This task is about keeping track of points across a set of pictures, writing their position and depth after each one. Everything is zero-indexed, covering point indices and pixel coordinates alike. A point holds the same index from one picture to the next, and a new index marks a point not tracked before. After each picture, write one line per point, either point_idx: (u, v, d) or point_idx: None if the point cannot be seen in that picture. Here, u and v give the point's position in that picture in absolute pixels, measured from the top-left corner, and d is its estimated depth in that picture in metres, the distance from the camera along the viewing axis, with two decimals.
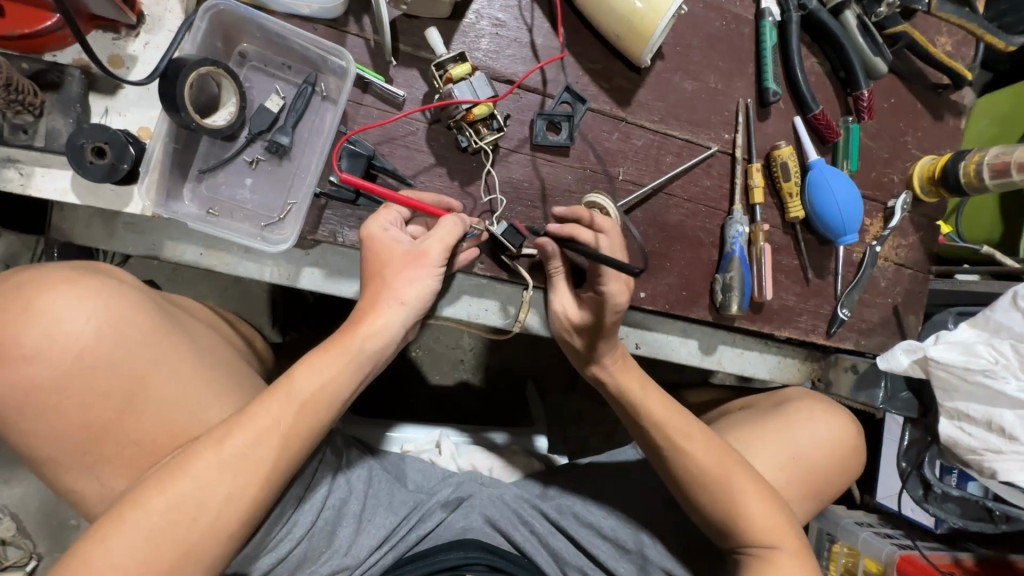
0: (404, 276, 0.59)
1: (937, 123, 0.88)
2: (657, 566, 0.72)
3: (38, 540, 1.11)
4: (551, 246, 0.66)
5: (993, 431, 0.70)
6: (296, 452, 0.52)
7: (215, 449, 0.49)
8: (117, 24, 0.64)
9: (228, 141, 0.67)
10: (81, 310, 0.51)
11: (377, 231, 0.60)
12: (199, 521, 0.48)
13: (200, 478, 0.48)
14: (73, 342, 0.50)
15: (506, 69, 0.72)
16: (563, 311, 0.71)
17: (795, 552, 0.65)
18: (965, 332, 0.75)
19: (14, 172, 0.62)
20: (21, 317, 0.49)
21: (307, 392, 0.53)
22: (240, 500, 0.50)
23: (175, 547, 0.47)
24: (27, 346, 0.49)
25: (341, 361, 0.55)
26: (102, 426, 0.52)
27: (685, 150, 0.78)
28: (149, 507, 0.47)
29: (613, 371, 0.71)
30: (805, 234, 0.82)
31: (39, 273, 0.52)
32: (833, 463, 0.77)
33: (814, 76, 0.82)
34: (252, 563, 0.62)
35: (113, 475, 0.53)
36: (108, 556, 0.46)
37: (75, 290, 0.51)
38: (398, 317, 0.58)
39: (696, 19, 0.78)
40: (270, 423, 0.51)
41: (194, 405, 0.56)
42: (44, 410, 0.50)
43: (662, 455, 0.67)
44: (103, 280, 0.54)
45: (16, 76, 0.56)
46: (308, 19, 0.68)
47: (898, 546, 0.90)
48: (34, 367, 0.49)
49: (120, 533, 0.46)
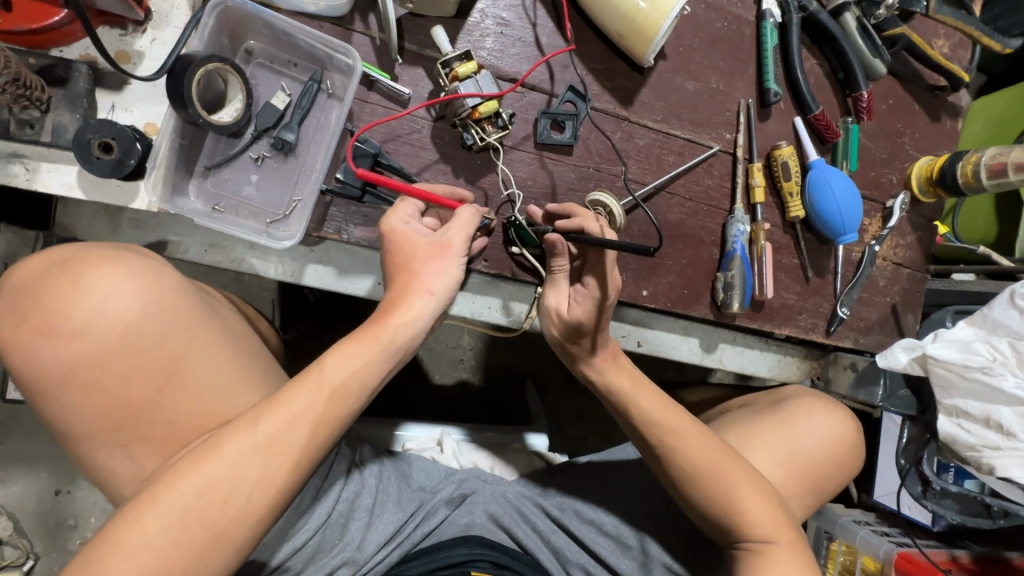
0: (431, 267, 0.60)
1: (934, 124, 0.89)
2: (659, 564, 0.71)
3: (34, 541, 1.10)
4: (561, 243, 0.64)
5: (991, 428, 0.70)
6: (326, 439, 0.52)
7: (247, 432, 0.49)
8: (124, 20, 0.64)
9: (233, 138, 0.67)
10: (126, 287, 0.52)
11: (399, 224, 0.61)
12: (231, 503, 0.47)
13: (231, 460, 0.48)
14: (119, 318, 0.51)
15: (510, 68, 0.73)
16: (556, 306, 0.70)
17: (789, 547, 0.65)
18: (963, 330, 0.77)
19: (19, 167, 0.62)
20: (70, 290, 0.50)
21: (338, 378, 0.52)
22: (269, 485, 0.49)
23: (206, 530, 0.47)
24: (75, 320, 0.50)
25: (370, 352, 0.54)
26: (139, 405, 0.52)
27: (687, 149, 0.79)
28: (183, 486, 0.47)
29: (601, 370, 0.70)
30: (805, 233, 0.83)
31: (83, 251, 0.54)
32: (835, 459, 0.77)
33: (815, 77, 0.83)
34: (274, 550, 0.62)
35: (145, 454, 0.53)
36: (143, 535, 0.45)
37: (120, 268, 0.53)
38: (428, 307, 0.58)
39: (698, 19, 0.79)
40: (303, 408, 0.50)
41: (228, 389, 0.56)
42: (84, 385, 0.51)
43: (653, 451, 0.67)
44: (142, 260, 0.55)
45: (24, 71, 0.56)
46: (314, 17, 0.68)
47: (895, 543, 0.91)
48: (82, 339, 0.50)
49: (153, 512, 0.46)
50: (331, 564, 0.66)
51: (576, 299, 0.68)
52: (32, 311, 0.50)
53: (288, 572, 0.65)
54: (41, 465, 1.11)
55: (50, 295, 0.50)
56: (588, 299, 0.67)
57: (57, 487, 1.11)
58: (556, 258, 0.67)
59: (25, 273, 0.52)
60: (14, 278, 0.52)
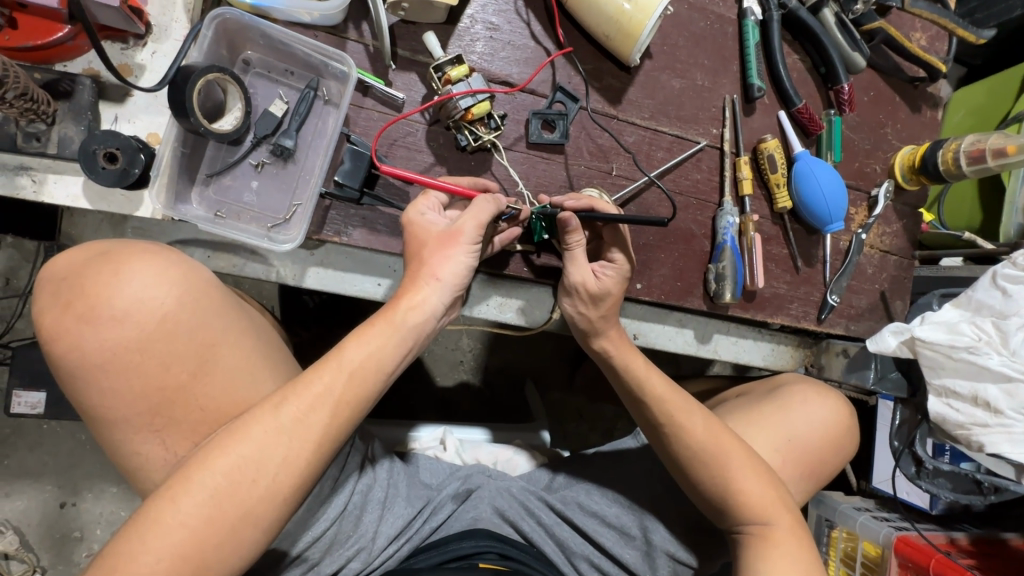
0: (440, 254, 0.61)
1: (915, 114, 0.91)
2: (662, 551, 0.74)
3: (40, 554, 1.10)
4: (574, 219, 0.66)
5: (979, 406, 0.73)
6: (346, 422, 0.55)
7: (272, 414, 0.52)
8: (125, 34, 0.66)
9: (233, 146, 0.69)
10: (162, 278, 0.55)
11: (416, 215, 0.64)
12: (259, 483, 0.51)
13: (258, 442, 0.51)
14: (156, 307, 0.54)
15: (501, 70, 0.75)
16: (581, 282, 0.70)
17: (790, 528, 0.67)
18: (949, 312, 0.80)
19: (26, 179, 0.64)
20: (111, 280, 0.53)
21: (357, 361, 0.55)
22: (294, 465, 0.52)
23: (238, 508, 0.50)
24: (117, 306, 0.53)
25: (384, 334, 0.57)
26: (175, 389, 0.55)
27: (675, 145, 0.81)
28: (215, 467, 0.50)
29: (610, 355, 0.74)
30: (794, 223, 0.85)
31: (122, 246, 0.57)
32: (831, 441, 0.79)
33: (796, 73, 0.86)
34: (294, 540, 0.64)
35: (176, 439, 0.56)
36: (177, 514, 0.48)
37: (153, 262, 0.55)
38: (436, 293, 0.60)
39: (682, 19, 0.81)
40: (322, 390, 0.53)
41: (254, 379, 0.59)
42: (125, 369, 0.53)
43: (662, 431, 0.70)
44: (176, 255, 0.58)
45: (31, 86, 0.58)
46: (309, 26, 0.70)
47: (895, 528, 0.92)
48: (124, 326, 0.53)
49: (187, 492, 0.49)
50: (346, 555, 0.67)
51: (603, 272, 0.72)
52: (74, 299, 0.53)
53: (306, 563, 0.66)
54: (46, 478, 1.11)
55: (91, 284, 0.53)
56: (616, 277, 0.72)
57: (62, 500, 1.11)
58: (569, 235, 0.68)
59: (65, 265, 0.55)
60: (54, 270, 0.55)
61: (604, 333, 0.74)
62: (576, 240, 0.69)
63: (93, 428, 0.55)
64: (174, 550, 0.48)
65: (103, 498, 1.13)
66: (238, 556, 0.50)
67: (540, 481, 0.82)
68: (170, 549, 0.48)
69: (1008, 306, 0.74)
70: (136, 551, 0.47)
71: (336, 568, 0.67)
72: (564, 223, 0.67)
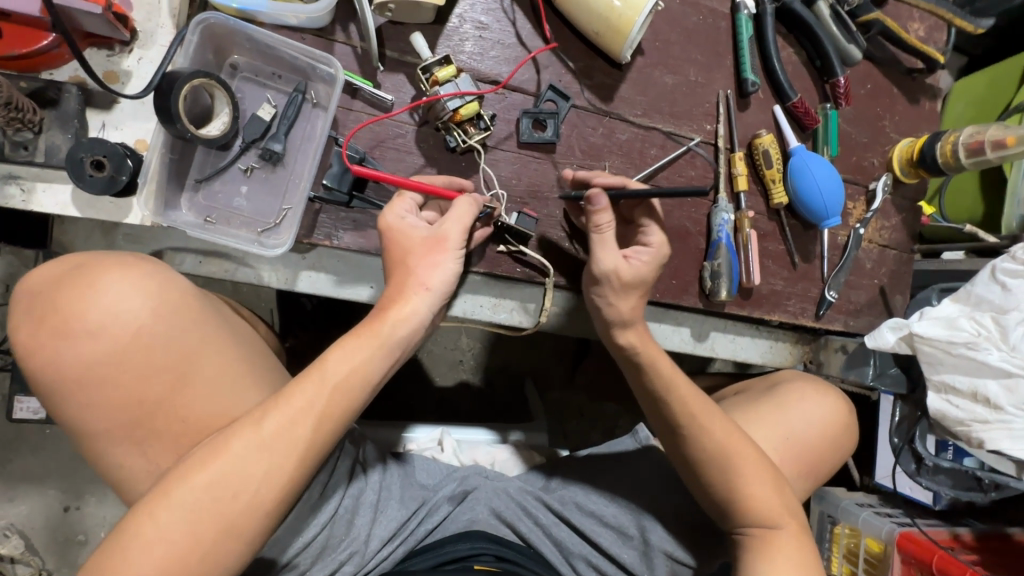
0: (428, 261, 0.62)
1: (913, 106, 0.90)
2: (659, 550, 0.73)
3: (45, 558, 1.12)
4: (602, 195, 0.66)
5: (979, 402, 0.73)
6: (330, 434, 0.54)
7: (254, 428, 0.52)
8: (110, 41, 0.66)
9: (222, 151, 0.69)
10: (138, 291, 0.55)
11: (395, 220, 0.63)
12: (240, 497, 0.51)
13: (238, 456, 0.51)
14: (131, 320, 0.54)
15: (491, 70, 0.74)
16: (615, 268, 0.69)
17: (786, 527, 0.66)
18: (948, 307, 0.78)
19: (15, 188, 0.64)
20: (86, 294, 0.53)
21: (339, 374, 0.55)
22: (276, 479, 0.52)
23: (219, 522, 0.50)
24: (91, 320, 0.53)
25: (370, 347, 0.57)
26: (154, 403, 0.55)
27: (668, 142, 0.80)
28: (194, 481, 0.50)
29: None
30: (790, 219, 0.84)
31: (101, 258, 0.57)
32: (827, 442, 0.78)
33: (792, 66, 0.85)
34: (284, 546, 0.64)
35: (159, 452, 0.56)
36: (157, 528, 0.48)
37: (130, 275, 0.55)
38: (426, 302, 0.60)
39: (674, 14, 0.80)
40: (304, 404, 0.53)
41: (235, 391, 0.59)
42: (102, 384, 0.53)
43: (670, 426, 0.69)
44: (156, 266, 0.58)
45: (17, 95, 0.59)
46: (296, 29, 0.69)
47: (897, 524, 0.92)
48: (99, 340, 0.53)
49: (167, 507, 0.49)
50: (338, 559, 0.67)
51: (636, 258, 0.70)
52: (48, 314, 0.53)
53: (297, 569, 0.66)
54: (49, 482, 1.12)
55: (67, 298, 0.53)
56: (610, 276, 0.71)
57: (66, 504, 1.12)
58: (597, 214, 0.67)
59: (43, 279, 0.55)
60: (32, 284, 0.55)
61: (613, 328, 0.72)
62: (604, 221, 0.68)
63: (77, 441, 0.56)
64: (155, 565, 0.48)
65: (106, 501, 1.13)
66: (221, 569, 0.50)
67: (537, 483, 0.82)
68: (150, 564, 0.48)
69: (1007, 300, 0.73)
70: (118, 566, 0.47)
71: (328, 572, 0.67)
72: (591, 199, 0.66)
